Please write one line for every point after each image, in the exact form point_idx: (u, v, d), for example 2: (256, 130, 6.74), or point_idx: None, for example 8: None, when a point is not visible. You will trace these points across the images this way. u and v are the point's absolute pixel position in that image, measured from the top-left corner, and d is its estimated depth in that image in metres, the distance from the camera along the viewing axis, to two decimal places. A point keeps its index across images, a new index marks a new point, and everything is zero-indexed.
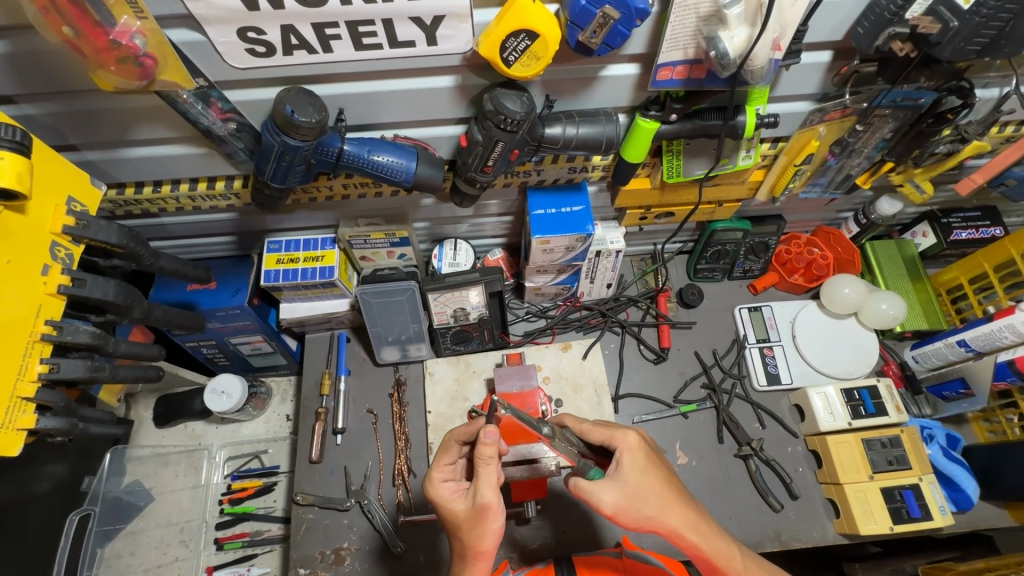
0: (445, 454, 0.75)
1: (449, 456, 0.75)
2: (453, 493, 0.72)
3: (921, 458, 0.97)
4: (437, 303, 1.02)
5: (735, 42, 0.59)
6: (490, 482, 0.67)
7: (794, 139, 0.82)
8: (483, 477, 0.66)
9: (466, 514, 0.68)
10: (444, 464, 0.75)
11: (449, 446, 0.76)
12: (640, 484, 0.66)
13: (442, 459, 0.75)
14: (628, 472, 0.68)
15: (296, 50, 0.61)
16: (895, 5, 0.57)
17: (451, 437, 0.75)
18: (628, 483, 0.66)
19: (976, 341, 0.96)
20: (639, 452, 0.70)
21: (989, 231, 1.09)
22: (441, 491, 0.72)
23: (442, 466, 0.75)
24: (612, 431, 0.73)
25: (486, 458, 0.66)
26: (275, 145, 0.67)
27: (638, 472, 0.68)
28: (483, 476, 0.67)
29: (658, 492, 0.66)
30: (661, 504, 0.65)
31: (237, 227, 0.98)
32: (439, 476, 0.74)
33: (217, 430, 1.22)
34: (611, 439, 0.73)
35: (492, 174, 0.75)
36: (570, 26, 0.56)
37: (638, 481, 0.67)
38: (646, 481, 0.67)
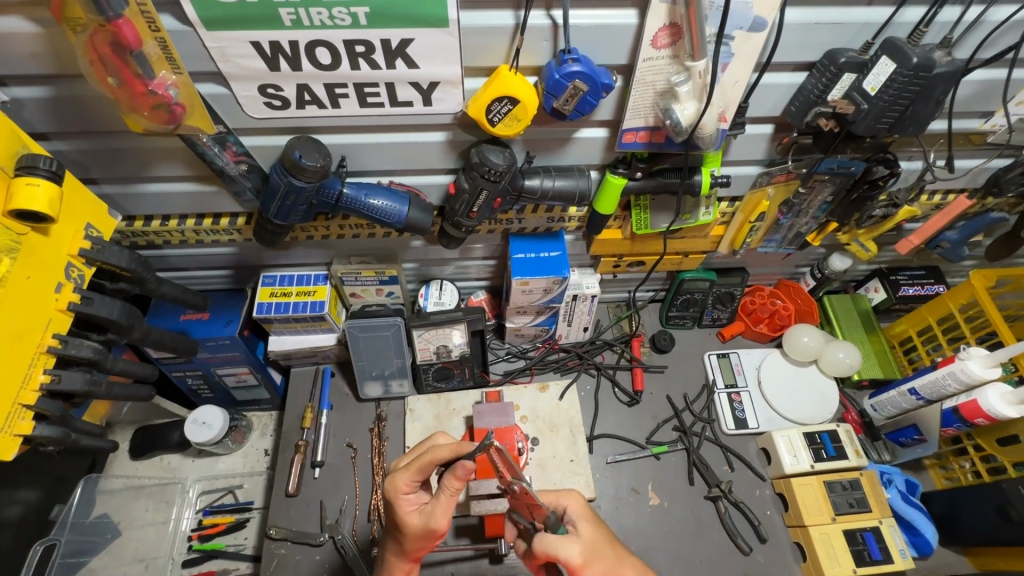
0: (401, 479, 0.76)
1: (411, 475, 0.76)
2: (412, 506, 0.76)
3: (881, 501, 1.01)
4: (421, 339, 1.08)
5: (686, 113, 0.68)
6: (447, 510, 0.73)
7: (747, 198, 0.92)
8: (445, 505, 0.73)
9: (419, 531, 0.74)
10: (404, 483, 0.76)
11: (415, 472, 0.75)
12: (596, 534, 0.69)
13: (408, 474, 0.76)
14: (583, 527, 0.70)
15: (308, 105, 0.69)
16: (817, 89, 0.69)
17: (425, 457, 0.75)
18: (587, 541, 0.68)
19: (925, 390, 1.02)
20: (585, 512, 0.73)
21: (933, 288, 1.19)
22: (404, 503, 0.76)
23: (407, 477, 0.76)
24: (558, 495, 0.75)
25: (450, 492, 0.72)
26: (281, 185, 0.75)
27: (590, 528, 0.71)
28: (441, 504, 0.73)
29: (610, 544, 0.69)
30: (618, 559, 0.67)
31: (235, 261, 1.04)
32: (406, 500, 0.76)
33: (194, 463, 1.21)
34: (556, 503, 0.75)
35: (477, 219, 0.83)
36: (546, 95, 0.66)
37: (593, 535, 0.69)
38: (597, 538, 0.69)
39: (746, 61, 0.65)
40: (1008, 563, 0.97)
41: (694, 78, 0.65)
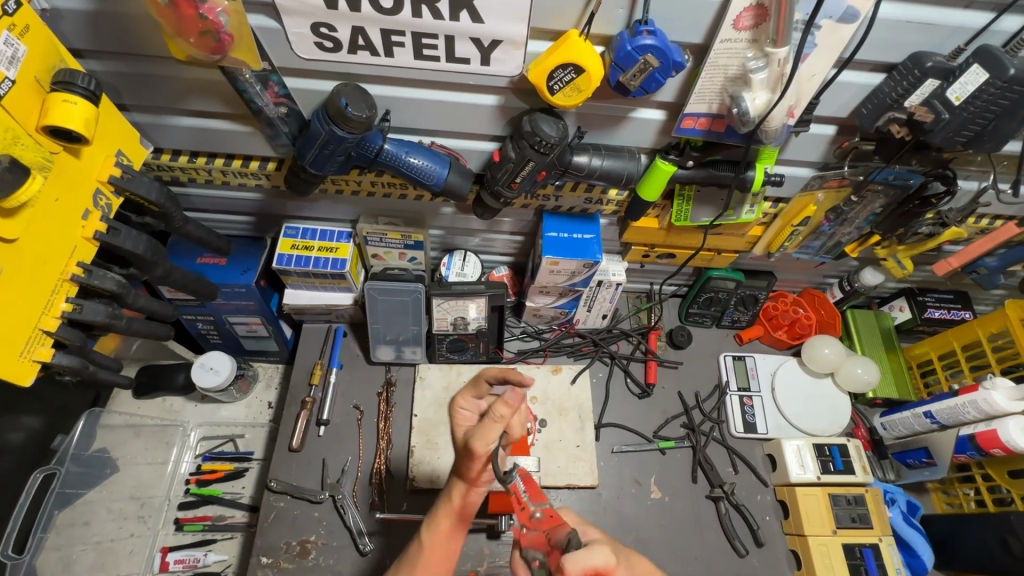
0: (474, 384, 0.70)
1: (477, 391, 0.69)
2: (467, 424, 0.67)
3: (882, 519, 1.01)
4: (440, 309, 1.06)
5: (756, 103, 0.65)
6: (489, 437, 0.59)
7: (793, 202, 0.90)
8: (487, 429, 0.60)
9: (460, 446, 0.62)
10: (469, 395, 0.69)
11: (478, 386, 0.70)
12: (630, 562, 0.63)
13: (471, 389, 0.69)
14: (615, 551, 0.63)
15: (360, 50, 0.66)
16: (896, 93, 0.65)
17: (483, 375, 0.71)
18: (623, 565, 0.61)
19: (942, 414, 1.02)
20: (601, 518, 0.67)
21: (960, 314, 1.17)
22: (460, 419, 0.68)
23: (469, 395, 0.69)
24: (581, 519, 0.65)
25: (496, 416, 0.60)
26: (322, 133, 0.72)
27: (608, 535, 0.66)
28: (483, 427, 0.59)
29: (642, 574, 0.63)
30: None
31: (259, 208, 1.01)
32: (462, 408, 0.68)
33: (196, 407, 1.20)
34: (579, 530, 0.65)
35: (517, 191, 0.80)
36: (614, 67, 0.63)
37: (627, 560, 0.63)
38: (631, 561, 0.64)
39: (827, 54, 0.61)
40: None
41: (773, 66, 0.61)
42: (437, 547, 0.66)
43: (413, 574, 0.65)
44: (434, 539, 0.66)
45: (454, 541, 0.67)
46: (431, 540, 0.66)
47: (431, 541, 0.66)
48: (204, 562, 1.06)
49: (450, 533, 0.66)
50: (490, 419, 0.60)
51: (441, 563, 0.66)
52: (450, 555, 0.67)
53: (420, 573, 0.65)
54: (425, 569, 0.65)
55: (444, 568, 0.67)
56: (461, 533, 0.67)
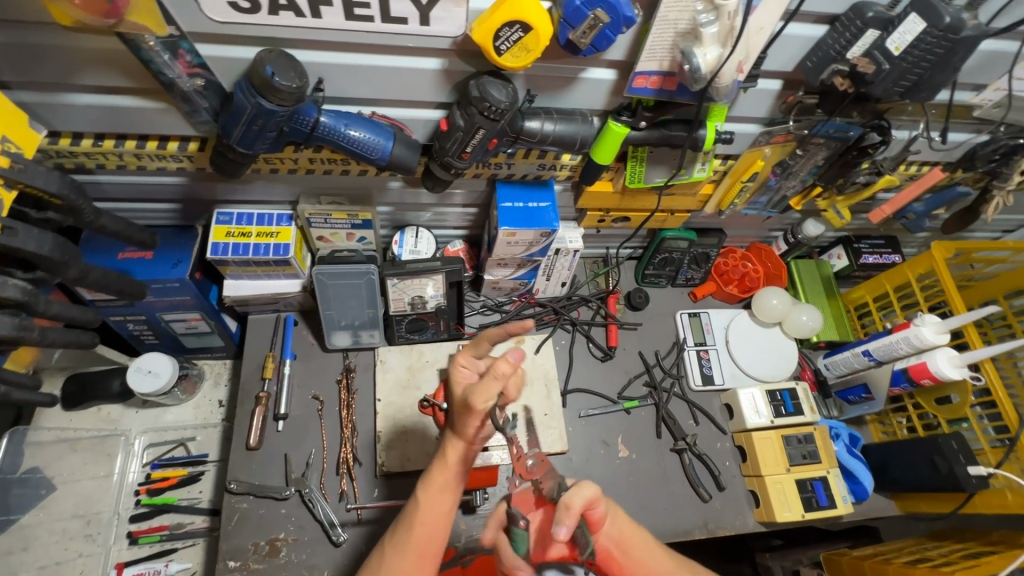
0: (475, 343, 0.65)
1: (477, 350, 0.64)
2: (466, 380, 0.61)
3: (829, 453, 1.09)
4: (395, 289, 1.01)
5: (707, 58, 0.63)
6: (488, 395, 0.56)
7: (742, 158, 0.90)
8: (486, 386, 0.56)
9: (458, 404, 0.59)
10: (469, 353, 0.64)
11: (479, 343, 0.64)
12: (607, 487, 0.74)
13: (470, 347, 0.64)
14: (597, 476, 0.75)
15: (282, 11, 0.59)
16: (839, 45, 0.66)
17: (484, 333, 0.63)
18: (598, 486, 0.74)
19: (878, 352, 1.09)
20: None
21: (891, 258, 1.25)
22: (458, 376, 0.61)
23: (469, 353, 0.64)
24: None
25: (498, 373, 0.56)
26: (248, 106, 0.65)
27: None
28: (483, 385, 0.56)
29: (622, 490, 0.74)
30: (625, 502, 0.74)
31: (184, 194, 0.92)
32: (461, 366, 0.62)
33: (138, 414, 1.12)
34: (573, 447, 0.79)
35: (469, 161, 0.76)
36: (562, 24, 0.60)
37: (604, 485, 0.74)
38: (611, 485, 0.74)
39: (775, 6, 0.61)
40: (928, 506, 1.07)
41: (723, 19, 0.61)
42: (429, 510, 0.62)
43: (407, 543, 0.62)
44: (429, 498, 0.63)
45: (449, 498, 0.63)
46: (426, 501, 0.63)
47: (425, 498, 0.63)
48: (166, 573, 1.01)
49: (445, 489, 0.63)
50: (490, 376, 0.56)
51: (434, 524, 0.62)
52: (445, 518, 0.63)
53: (414, 536, 0.62)
54: (419, 534, 0.62)
55: (436, 539, 0.63)
56: (456, 489, 0.63)
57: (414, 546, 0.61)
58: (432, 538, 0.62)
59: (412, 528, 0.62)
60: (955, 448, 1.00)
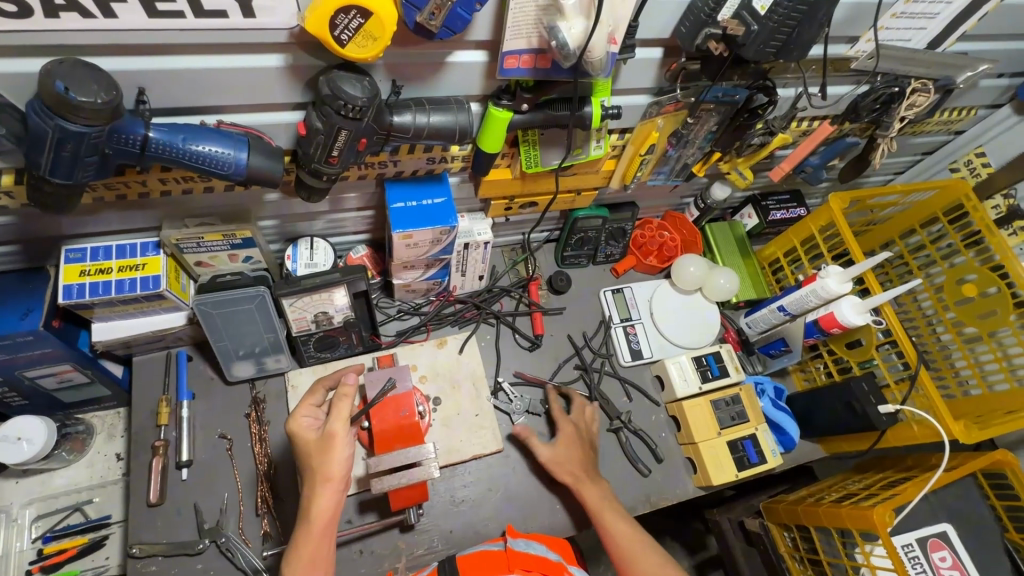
0: (311, 396, 0.81)
1: (315, 399, 0.81)
2: (309, 427, 0.77)
3: (756, 410, 1.11)
4: (294, 309, 0.93)
5: (574, 32, 0.59)
6: (342, 415, 0.75)
7: (637, 130, 0.87)
8: (338, 409, 0.75)
9: (316, 442, 0.75)
10: (309, 403, 0.80)
11: (314, 392, 0.82)
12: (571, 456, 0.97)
13: (309, 398, 0.81)
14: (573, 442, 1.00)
15: (63, 12, 0.49)
16: (708, 7, 0.63)
17: (320, 380, 0.83)
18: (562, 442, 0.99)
19: (792, 306, 1.12)
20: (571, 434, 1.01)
21: (797, 211, 1.28)
22: (300, 423, 0.78)
23: (309, 403, 0.80)
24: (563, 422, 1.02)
25: (343, 397, 0.75)
26: (48, 130, 0.54)
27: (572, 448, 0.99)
28: (337, 408, 0.74)
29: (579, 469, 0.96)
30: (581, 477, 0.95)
31: (19, 234, 0.79)
32: (303, 415, 0.79)
33: (19, 485, 0.99)
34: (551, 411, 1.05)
35: (340, 165, 0.69)
36: (406, 5, 0.53)
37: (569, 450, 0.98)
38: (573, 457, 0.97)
39: None
40: (849, 446, 1.12)
41: None
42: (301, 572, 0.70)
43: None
44: (301, 564, 0.70)
45: (322, 561, 0.71)
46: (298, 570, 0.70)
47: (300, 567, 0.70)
48: None
49: (315, 555, 0.71)
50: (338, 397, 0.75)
51: None
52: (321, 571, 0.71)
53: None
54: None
55: None
56: (327, 551, 0.72)
57: None
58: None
59: None
60: (865, 390, 1.04)
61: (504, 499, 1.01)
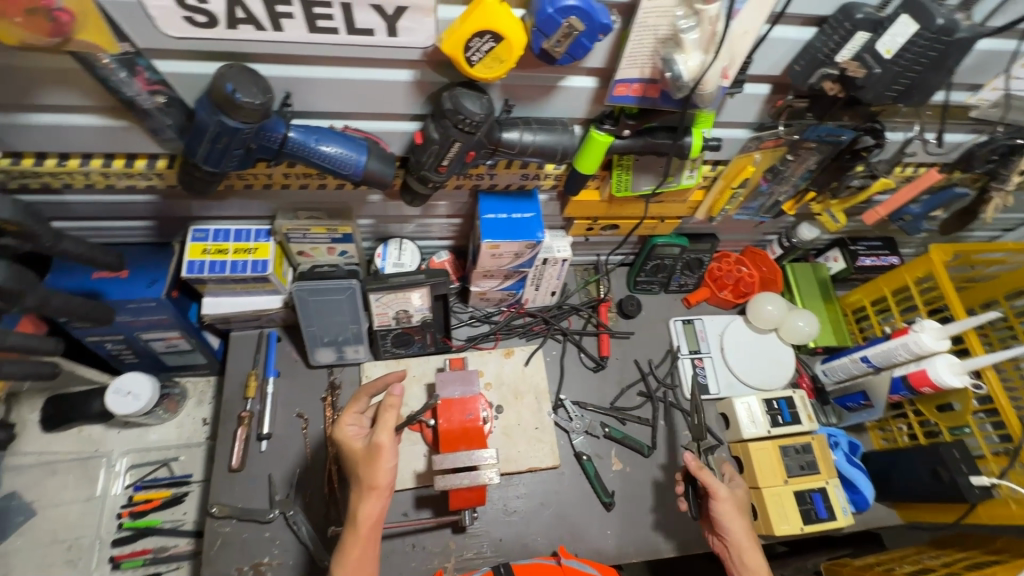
0: (355, 402, 0.80)
1: (359, 406, 0.80)
2: (356, 435, 0.77)
3: (828, 463, 1.06)
4: (379, 304, 0.99)
5: (689, 65, 0.60)
6: (388, 427, 0.72)
7: (732, 163, 0.88)
8: (384, 420, 0.73)
9: (362, 452, 0.73)
10: (353, 411, 0.80)
11: (358, 399, 0.80)
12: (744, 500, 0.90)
13: (353, 406, 0.79)
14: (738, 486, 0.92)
15: (242, 24, 0.56)
16: (828, 48, 0.63)
17: (362, 389, 0.81)
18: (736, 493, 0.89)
19: (877, 358, 1.06)
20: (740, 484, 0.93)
21: (888, 260, 1.22)
22: (346, 434, 0.77)
23: (352, 411, 0.79)
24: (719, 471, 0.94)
25: (388, 408, 0.74)
26: (210, 124, 0.62)
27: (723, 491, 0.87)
28: (381, 421, 0.73)
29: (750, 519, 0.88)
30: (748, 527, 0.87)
31: (158, 212, 0.89)
32: (348, 424, 0.78)
33: (120, 435, 1.09)
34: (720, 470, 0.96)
35: (446, 174, 0.74)
36: (535, 33, 0.57)
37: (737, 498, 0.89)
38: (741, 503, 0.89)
39: (760, 7, 0.58)
40: (928, 517, 1.05)
41: (704, 25, 0.58)
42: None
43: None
44: (347, 567, 0.69)
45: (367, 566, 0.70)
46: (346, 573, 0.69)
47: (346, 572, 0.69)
48: None
49: (360, 563, 0.70)
50: (386, 409, 0.73)
51: None
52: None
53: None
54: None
55: None
56: (372, 557, 0.71)
57: None
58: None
59: None
60: (956, 458, 0.97)
61: (556, 516, 1.01)
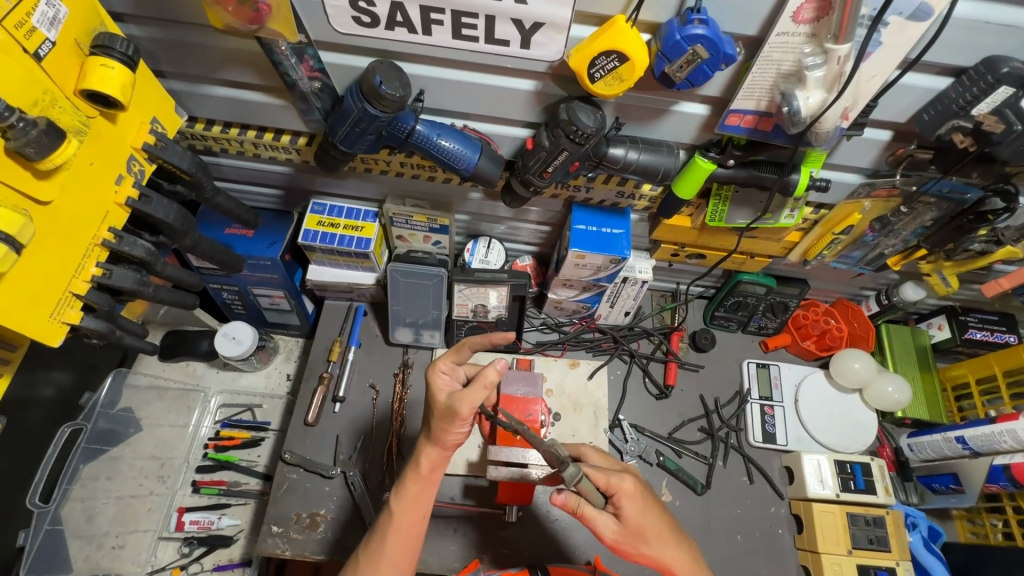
0: (455, 351, 0.80)
1: (456, 356, 0.79)
2: (445, 386, 0.75)
3: (902, 542, 0.97)
4: (461, 295, 1.04)
5: (809, 102, 0.61)
6: (472, 400, 0.69)
7: (837, 209, 0.85)
8: (473, 392, 0.69)
9: (441, 408, 0.72)
10: (450, 360, 0.79)
11: (460, 349, 0.80)
12: (647, 520, 0.69)
13: (451, 355, 0.79)
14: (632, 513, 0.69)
15: (398, 26, 0.64)
16: (962, 99, 0.61)
17: (466, 341, 0.79)
18: (630, 521, 0.69)
19: (976, 441, 0.97)
20: (637, 497, 0.70)
21: (1004, 337, 1.11)
22: (438, 380, 0.76)
23: (450, 359, 0.79)
24: (610, 476, 0.70)
25: (484, 382, 0.69)
26: (355, 110, 0.70)
27: (639, 513, 0.69)
28: (470, 392, 0.69)
29: (659, 523, 0.70)
30: (662, 540, 0.69)
31: (288, 183, 1.01)
32: (440, 371, 0.77)
33: (218, 374, 1.23)
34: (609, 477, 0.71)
35: (548, 180, 0.78)
36: (660, 56, 0.60)
37: (641, 521, 0.69)
38: (649, 523, 0.69)
39: (893, 53, 0.57)
40: None
41: (831, 64, 0.58)
42: (405, 516, 0.73)
43: (382, 547, 0.72)
44: (404, 506, 0.74)
45: (420, 509, 0.74)
46: (400, 509, 0.74)
47: (401, 507, 0.74)
48: (218, 525, 1.10)
49: (415, 503, 0.74)
50: (478, 384, 0.69)
51: (411, 526, 0.73)
52: (418, 523, 0.74)
53: (390, 539, 0.72)
54: (393, 541, 0.72)
55: (411, 538, 0.73)
56: (426, 501, 0.75)
57: (391, 545, 0.72)
58: (410, 540, 0.73)
59: (389, 532, 0.73)
60: None
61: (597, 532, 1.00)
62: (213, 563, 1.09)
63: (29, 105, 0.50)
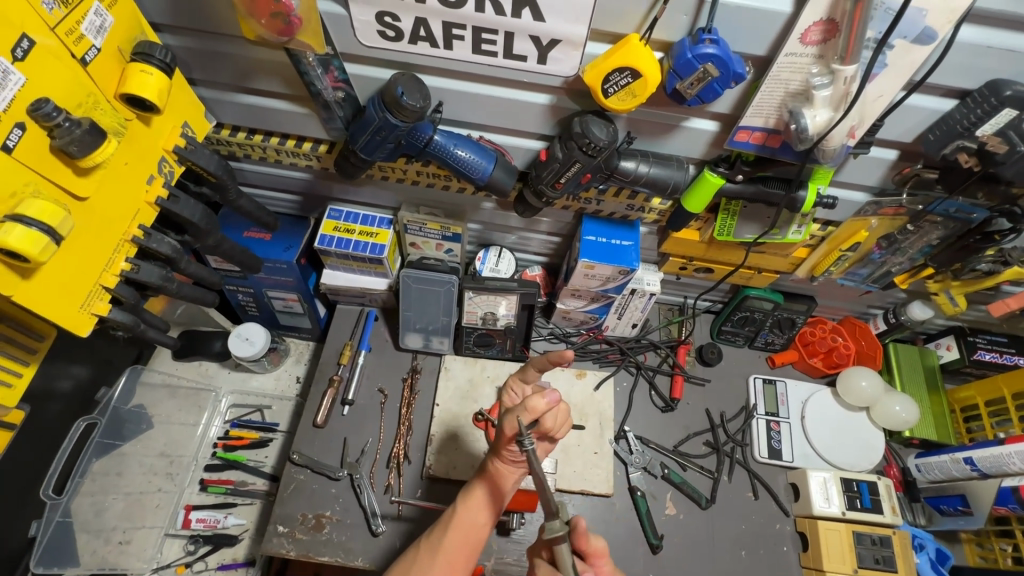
0: (524, 371, 0.80)
1: (523, 376, 0.81)
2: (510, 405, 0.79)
3: (909, 564, 0.96)
4: (471, 302, 1.06)
5: (816, 120, 0.63)
6: (515, 419, 0.70)
7: (844, 226, 0.87)
8: (518, 413, 0.70)
9: (496, 426, 0.75)
10: (518, 381, 0.82)
11: (525, 371, 0.80)
12: None
13: (519, 374, 0.81)
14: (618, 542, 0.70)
15: (421, 41, 0.67)
16: (967, 121, 0.63)
17: (531, 361, 0.77)
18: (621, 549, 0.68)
19: (983, 462, 0.97)
20: None
21: (1012, 359, 1.11)
22: (507, 397, 0.82)
23: (518, 380, 0.82)
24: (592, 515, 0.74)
25: (529, 407, 0.69)
26: (376, 119, 0.73)
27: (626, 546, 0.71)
28: (514, 412, 0.70)
29: None
30: None
31: (307, 189, 1.04)
32: (512, 390, 0.82)
33: (229, 374, 1.24)
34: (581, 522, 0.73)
35: (561, 192, 0.80)
36: (672, 74, 0.62)
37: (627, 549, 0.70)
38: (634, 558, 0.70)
39: (898, 75, 0.59)
40: None
41: (838, 83, 0.60)
42: (464, 521, 0.78)
43: (437, 548, 0.77)
44: (466, 508, 0.79)
45: (481, 515, 0.79)
46: (460, 514, 0.79)
47: (461, 509, 0.79)
48: (224, 524, 1.11)
49: (478, 508, 0.79)
50: (523, 406, 0.69)
51: (468, 530, 0.78)
52: (476, 531, 0.78)
53: (447, 540, 0.77)
54: (448, 544, 0.77)
55: (469, 542, 0.78)
56: (487, 509, 0.79)
57: (448, 545, 0.77)
58: (467, 544, 0.78)
59: (447, 533, 0.78)
60: None
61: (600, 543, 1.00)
62: (217, 562, 1.09)
63: (73, 106, 0.54)
